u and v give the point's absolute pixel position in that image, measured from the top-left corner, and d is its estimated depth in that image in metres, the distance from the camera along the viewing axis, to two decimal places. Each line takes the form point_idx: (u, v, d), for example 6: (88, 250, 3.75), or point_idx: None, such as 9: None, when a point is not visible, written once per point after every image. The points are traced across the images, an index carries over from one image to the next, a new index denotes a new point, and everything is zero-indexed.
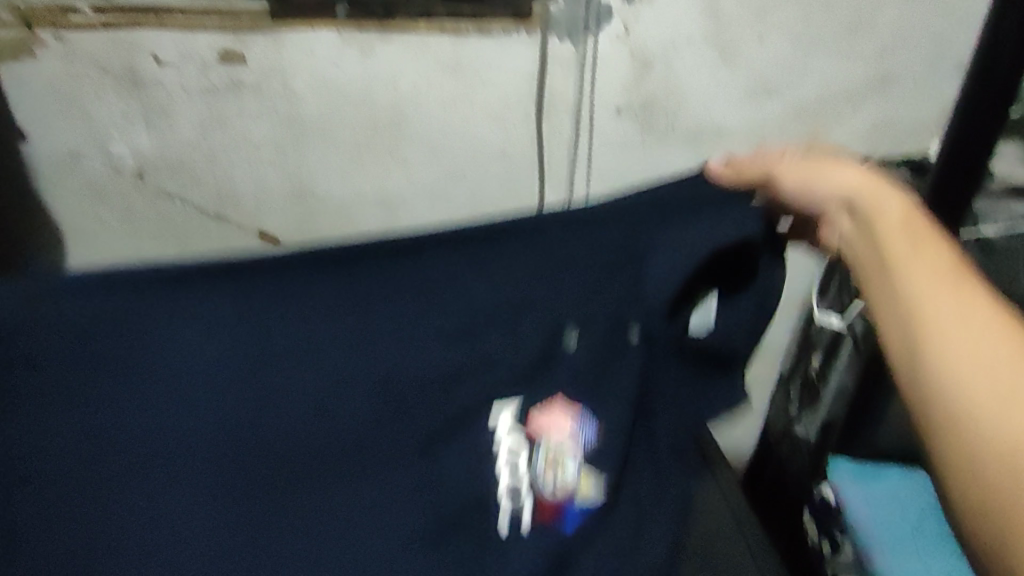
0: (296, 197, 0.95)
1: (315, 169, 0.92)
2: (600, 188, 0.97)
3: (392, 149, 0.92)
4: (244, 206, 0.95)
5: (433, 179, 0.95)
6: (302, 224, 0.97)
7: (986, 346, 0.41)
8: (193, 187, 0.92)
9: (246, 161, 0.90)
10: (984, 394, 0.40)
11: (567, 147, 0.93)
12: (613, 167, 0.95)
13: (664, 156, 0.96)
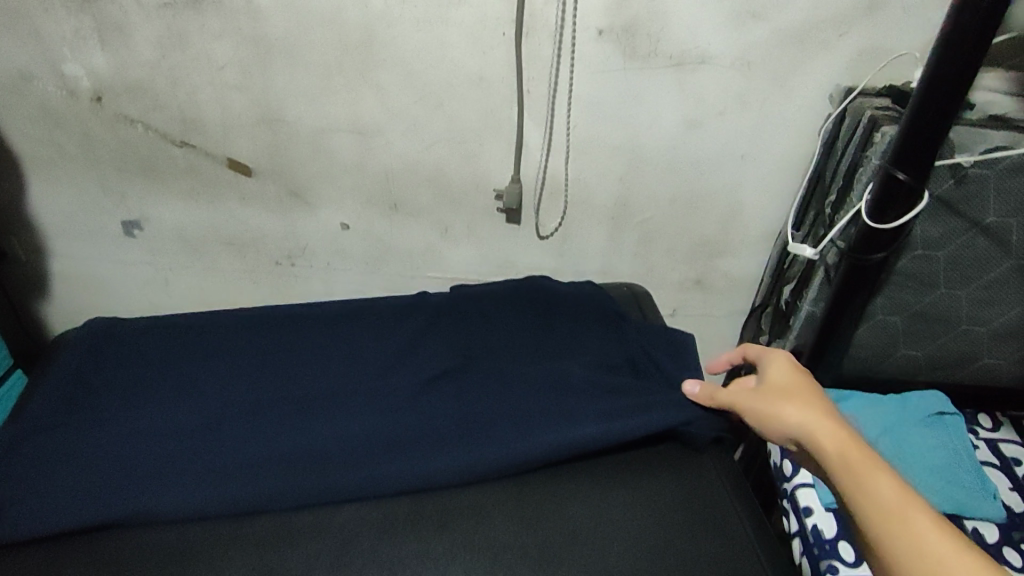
0: (268, 125, 0.96)
1: (281, 91, 0.93)
2: (583, 120, 0.92)
3: (363, 70, 0.90)
4: (211, 127, 0.97)
5: (406, 103, 0.93)
6: (274, 150, 0.99)
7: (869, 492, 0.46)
8: (156, 112, 0.96)
9: (210, 81, 0.92)
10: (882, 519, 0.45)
11: (546, 81, 0.89)
12: (595, 100, 0.90)
13: (647, 88, 0.89)
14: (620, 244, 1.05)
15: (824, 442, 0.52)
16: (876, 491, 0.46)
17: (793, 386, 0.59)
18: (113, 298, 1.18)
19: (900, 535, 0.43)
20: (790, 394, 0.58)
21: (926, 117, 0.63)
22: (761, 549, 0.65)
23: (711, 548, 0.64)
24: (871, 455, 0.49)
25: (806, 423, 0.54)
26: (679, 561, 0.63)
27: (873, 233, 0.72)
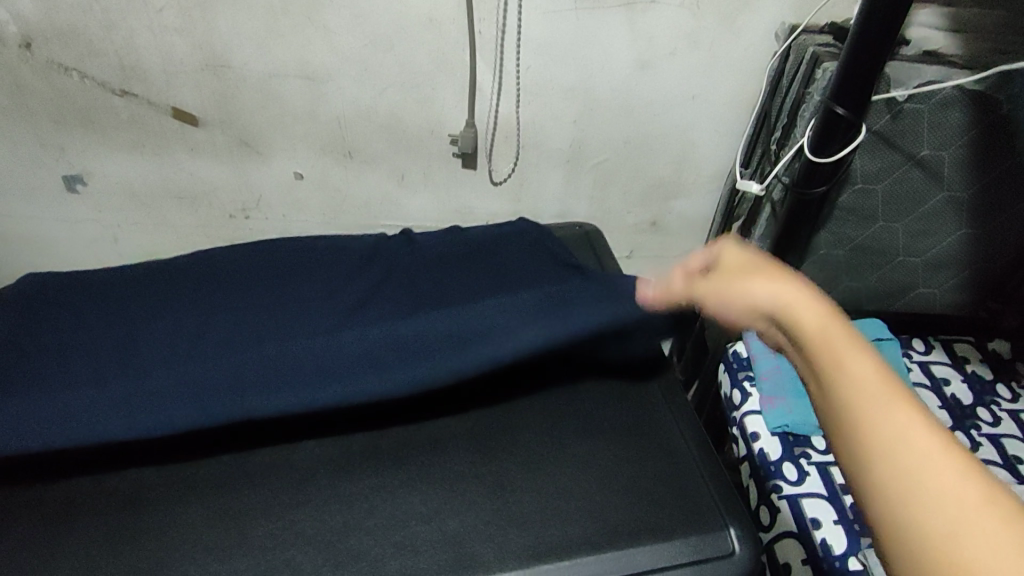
0: (213, 71, 0.93)
1: (226, 34, 0.90)
2: (536, 63, 0.92)
3: (310, 13, 0.88)
4: (153, 75, 0.94)
5: (355, 46, 0.91)
6: (221, 97, 0.96)
7: (815, 339, 0.40)
8: (92, 59, 0.91)
9: (148, 25, 0.88)
10: (825, 359, 0.38)
11: (497, 22, 0.88)
12: (547, 41, 0.90)
13: (598, 28, 0.88)
14: (576, 187, 1.06)
15: (790, 309, 0.42)
16: (850, 368, 0.37)
17: (753, 266, 0.49)
18: (58, 258, 1.14)
19: (870, 418, 0.35)
20: (759, 272, 0.47)
21: (862, 51, 0.65)
22: (708, 469, 0.69)
23: (662, 471, 0.68)
24: (840, 322, 0.40)
25: (770, 291, 0.44)
26: (632, 484, 0.66)
27: (814, 169, 0.74)
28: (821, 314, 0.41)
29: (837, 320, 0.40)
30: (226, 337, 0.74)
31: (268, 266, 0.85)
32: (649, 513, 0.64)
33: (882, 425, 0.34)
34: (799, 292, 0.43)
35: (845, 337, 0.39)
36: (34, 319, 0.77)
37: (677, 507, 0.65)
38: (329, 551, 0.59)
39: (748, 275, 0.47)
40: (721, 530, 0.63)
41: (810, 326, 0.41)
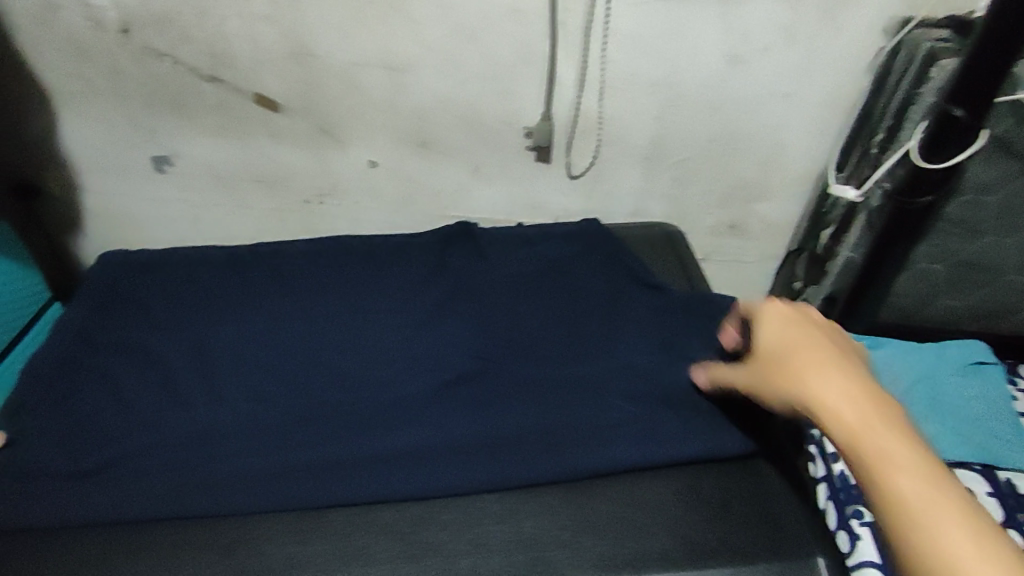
0: (297, 59, 0.95)
1: (311, 23, 0.91)
2: (619, 56, 0.89)
3: (394, 2, 0.88)
4: (240, 62, 0.96)
5: (437, 36, 0.90)
6: (303, 85, 0.98)
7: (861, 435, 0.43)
8: (185, 45, 0.94)
9: (238, 13, 0.91)
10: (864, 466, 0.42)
11: (582, 13, 0.85)
12: (633, 33, 0.87)
13: (687, 21, 0.85)
14: (653, 185, 1.03)
15: (835, 407, 0.45)
16: (895, 461, 0.40)
17: (795, 347, 0.51)
18: (143, 236, 1.19)
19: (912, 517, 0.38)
20: (810, 354, 0.49)
21: (987, 48, 0.60)
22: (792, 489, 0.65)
23: (743, 488, 0.65)
24: (885, 418, 0.43)
25: (815, 390, 0.47)
26: (710, 500, 0.63)
27: (922, 174, 0.69)
28: (867, 413, 0.44)
29: (883, 415, 0.43)
30: (301, 332, 0.76)
31: (340, 256, 0.86)
32: (729, 532, 0.61)
33: (915, 507, 0.39)
34: (846, 388, 0.46)
35: (892, 438, 0.42)
36: (122, 296, 0.81)
37: (759, 526, 0.61)
38: (402, 542, 0.59)
39: (795, 367, 0.50)
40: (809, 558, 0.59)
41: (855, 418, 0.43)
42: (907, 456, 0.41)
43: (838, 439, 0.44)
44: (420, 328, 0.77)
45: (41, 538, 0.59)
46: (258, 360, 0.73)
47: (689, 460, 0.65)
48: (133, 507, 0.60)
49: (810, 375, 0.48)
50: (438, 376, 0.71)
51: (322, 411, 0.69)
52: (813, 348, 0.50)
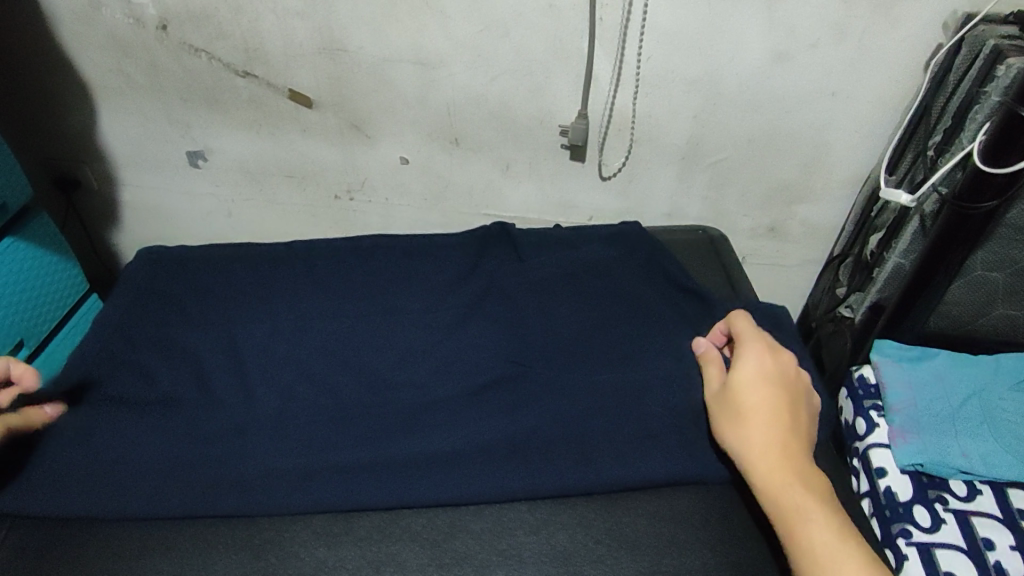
0: (330, 55, 0.94)
1: (345, 19, 0.90)
2: (658, 52, 0.86)
3: None
4: (274, 58, 0.96)
5: (471, 32, 0.89)
6: (336, 81, 0.97)
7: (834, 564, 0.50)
8: (219, 41, 0.95)
9: (272, 8, 0.90)
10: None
11: (621, 8, 0.83)
12: (673, 30, 0.84)
13: (730, 16, 0.82)
14: (690, 186, 1.00)
15: (814, 533, 0.52)
16: None
17: (782, 453, 0.56)
18: (177, 230, 1.20)
19: None
20: (795, 467, 0.55)
21: None
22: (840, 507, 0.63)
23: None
24: (856, 549, 0.51)
25: (798, 507, 0.53)
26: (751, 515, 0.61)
27: (983, 179, 0.66)
28: (838, 542, 0.51)
29: (852, 547, 0.51)
30: (331, 331, 0.76)
31: (372, 255, 0.86)
32: (771, 550, 0.59)
33: None
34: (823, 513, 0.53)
35: (861, 572, 0.49)
36: (155, 291, 0.81)
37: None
38: (435, 551, 0.58)
39: (781, 464, 0.56)
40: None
41: (826, 545, 0.51)
42: (862, 574, 0.49)
43: (804, 547, 0.51)
44: (451, 329, 0.76)
45: (79, 532, 0.59)
46: (287, 358, 0.73)
47: (727, 474, 0.63)
48: (171, 501, 0.60)
49: (793, 483, 0.55)
50: (469, 378, 0.70)
51: (351, 412, 0.68)
52: (798, 459, 0.56)
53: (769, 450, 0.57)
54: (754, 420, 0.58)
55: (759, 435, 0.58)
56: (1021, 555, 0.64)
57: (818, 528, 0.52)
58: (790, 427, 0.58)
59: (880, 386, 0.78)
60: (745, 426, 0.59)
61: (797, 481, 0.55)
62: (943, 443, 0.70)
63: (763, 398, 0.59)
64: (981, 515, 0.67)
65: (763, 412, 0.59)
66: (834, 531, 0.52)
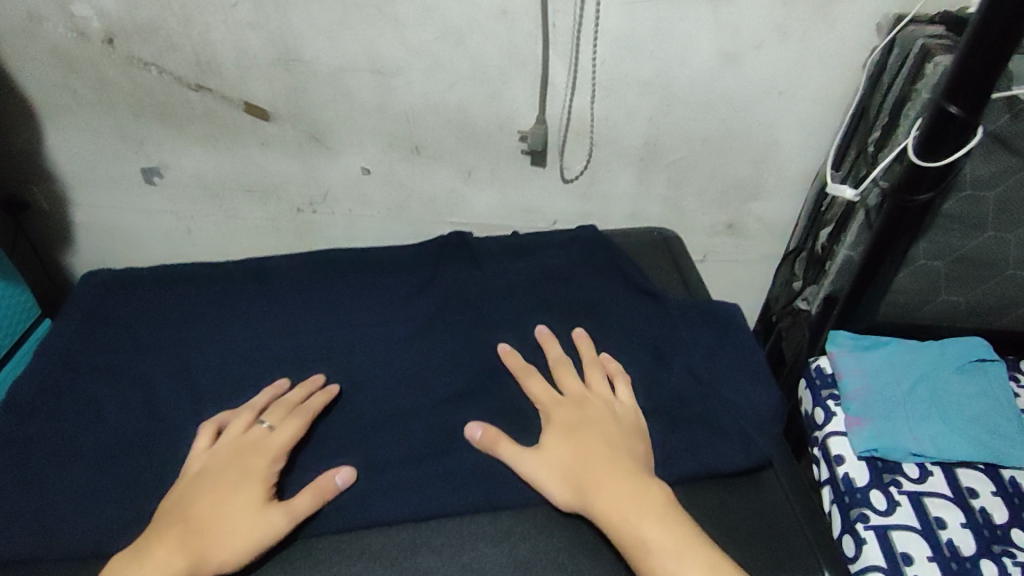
0: (284, 66, 0.94)
1: (299, 29, 0.90)
2: (610, 57, 0.88)
3: (382, 7, 0.87)
4: (227, 70, 0.95)
5: (426, 40, 0.89)
6: (292, 92, 0.97)
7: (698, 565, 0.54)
8: (170, 54, 0.93)
9: (224, 20, 0.89)
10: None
11: (572, 14, 0.84)
12: (624, 33, 0.86)
13: (678, 19, 0.84)
14: (648, 187, 1.02)
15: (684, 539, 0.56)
16: None
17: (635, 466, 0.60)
18: (134, 249, 1.18)
19: None
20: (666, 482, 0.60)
21: (986, 37, 0.59)
22: (797, 500, 0.66)
23: (746, 503, 0.65)
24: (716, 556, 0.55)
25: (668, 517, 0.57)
26: (711, 514, 0.63)
27: (918, 172, 0.68)
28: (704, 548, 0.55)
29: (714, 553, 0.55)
30: (294, 347, 0.75)
31: (335, 269, 0.85)
32: (729, 549, 0.61)
33: None
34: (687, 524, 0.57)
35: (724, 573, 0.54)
36: (112, 314, 0.79)
37: (763, 545, 0.62)
38: (396, 569, 0.59)
39: (647, 474, 0.60)
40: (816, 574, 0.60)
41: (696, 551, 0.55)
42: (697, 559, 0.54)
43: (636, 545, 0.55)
44: (416, 339, 0.76)
45: (45, 571, 0.59)
46: (251, 376, 0.72)
47: (690, 471, 0.65)
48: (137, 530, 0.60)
49: (651, 491, 0.58)
50: (435, 389, 0.71)
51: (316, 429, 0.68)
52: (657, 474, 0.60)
53: (573, 454, 0.62)
54: (580, 430, 0.63)
55: (595, 444, 0.62)
56: (971, 532, 0.68)
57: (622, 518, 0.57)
58: (573, 430, 0.64)
59: (836, 375, 0.80)
60: (568, 437, 0.63)
61: (600, 476, 0.59)
62: (894, 427, 0.73)
63: (563, 414, 0.65)
64: (933, 495, 0.70)
65: (598, 424, 0.64)
66: (669, 536, 0.55)
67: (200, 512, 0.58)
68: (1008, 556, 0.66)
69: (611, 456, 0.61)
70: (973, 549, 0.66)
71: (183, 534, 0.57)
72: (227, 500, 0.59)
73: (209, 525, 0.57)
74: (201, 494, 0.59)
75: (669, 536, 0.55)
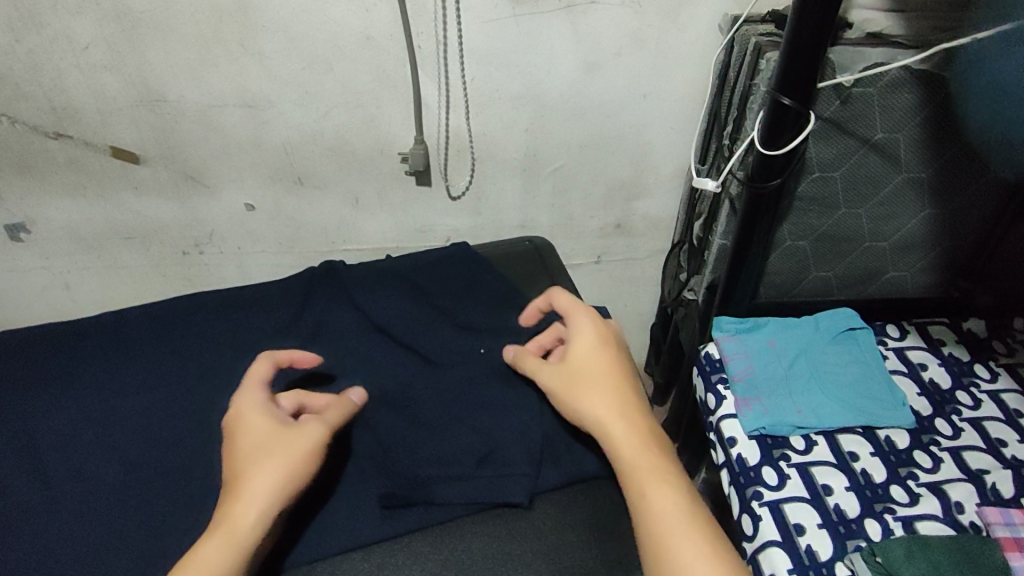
0: (148, 107, 0.91)
1: (158, 68, 0.87)
2: (479, 72, 0.89)
3: (243, 39, 0.85)
4: (88, 116, 0.91)
5: (293, 69, 0.88)
6: (161, 133, 0.94)
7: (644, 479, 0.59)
8: (23, 103, 0.89)
9: (77, 65, 0.86)
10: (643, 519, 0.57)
11: (435, 34, 0.85)
12: (488, 51, 0.87)
13: (538, 32, 0.86)
14: (535, 196, 1.04)
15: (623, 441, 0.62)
16: (658, 500, 0.58)
17: (584, 376, 0.66)
18: (10, 309, 1.12)
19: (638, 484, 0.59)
20: (575, 386, 0.66)
21: (804, 31, 0.63)
22: None
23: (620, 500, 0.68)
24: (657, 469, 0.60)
25: (609, 421, 0.63)
26: (593, 515, 0.66)
27: (767, 160, 0.72)
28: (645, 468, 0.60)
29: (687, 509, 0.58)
30: (175, 401, 0.74)
31: (216, 312, 0.83)
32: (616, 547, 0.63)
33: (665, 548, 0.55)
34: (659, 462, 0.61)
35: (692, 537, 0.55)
36: None
37: None
38: None
39: (607, 416, 0.63)
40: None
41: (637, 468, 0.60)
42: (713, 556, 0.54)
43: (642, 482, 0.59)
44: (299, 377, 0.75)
45: None
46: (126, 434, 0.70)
47: (571, 481, 0.68)
48: None
49: (622, 421, 0.63)
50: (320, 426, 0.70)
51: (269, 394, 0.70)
52: (575, 378, 0.66)
53: (613, 421, 0.63)
54: (583, 390, 0.65)
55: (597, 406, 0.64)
56: (855, 494, 0.71)
57: (269, 496, 0.56)
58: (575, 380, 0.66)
59: (722, 360, 0.83)
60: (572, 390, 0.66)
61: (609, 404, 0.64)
62: (779, 405, 0.77)
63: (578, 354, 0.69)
64: (819, 464, 0.74)
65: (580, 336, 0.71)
66: (629, 431, 0.62)
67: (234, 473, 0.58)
68: (888, 512, 0.70)
69: (639, 432, 0.62)
70: (858, 510, 0.70)
71: (226, 492, 0.57)
72: (241, 444, 0.59)
73: (255, 485, 0.56)
74: (266, 448, 0.58)
75: (680, 515, 0.57)
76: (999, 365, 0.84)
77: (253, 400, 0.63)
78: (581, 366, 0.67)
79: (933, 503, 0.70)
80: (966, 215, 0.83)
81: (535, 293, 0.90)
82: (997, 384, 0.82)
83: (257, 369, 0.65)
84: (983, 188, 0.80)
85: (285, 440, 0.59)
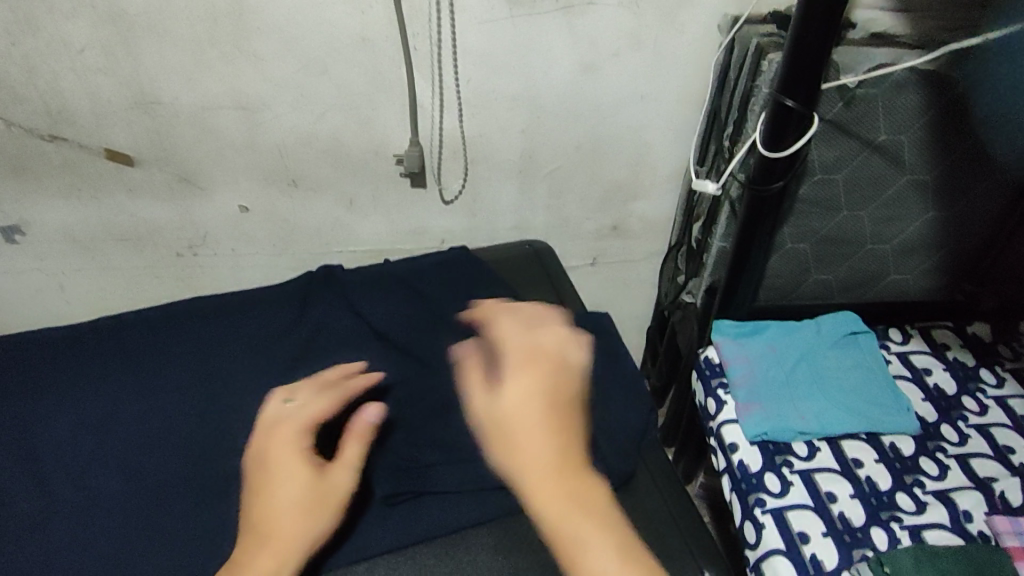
0: (142, 109, 0.90)
1: (152, 70, 0.86)
2: (476, 74, 0.88)
3: (238, 41, 0.84)
4: (82, 118, 0.90)
5: (288, 71, 0.87)
6: (155, 136, 0.93)
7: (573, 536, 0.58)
8: (16, 106, 0.88)
9: (70, 67, 0.85)
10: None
11: (432, 35, 0.84)
12: (486, 52, 0.86)
13: (535, 33, 0.85)
14: (532, 199, 1.03)
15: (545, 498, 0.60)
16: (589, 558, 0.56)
17: (504, 432, 0.63)
18: (3, 312, 1.11)
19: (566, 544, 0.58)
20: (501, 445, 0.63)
21: (807, 33, 0.62)
22: (672, 502, 0.69)
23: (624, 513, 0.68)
24: (584, 524, 0.58)
25: (530, 479, 0.61)
26: None
27: (768, 162, 0.71)
28: (571, 524, 0.58)
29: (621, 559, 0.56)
30: (167, 406, 0.73)
31: (210, 316, 0.82)
32: None
33: None
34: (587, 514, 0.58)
35: None
36: None
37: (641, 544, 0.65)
38: None
39: (530, 472, 0.61)
40: (695, 575, 0.64)
41: (564, 526, 0.58)
42: None
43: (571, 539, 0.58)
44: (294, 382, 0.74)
45: None
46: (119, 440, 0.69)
47: None
48: None
49: (547, 472, 0.60)
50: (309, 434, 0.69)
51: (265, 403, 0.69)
52: (499, 436, 0.64)
53: (536, 477, 0.61)
54: (510, 444, 0.63)
55: (526, 454, 0.61)
56: (859, 502, 0.70)
57: (302, 548, 0.59)
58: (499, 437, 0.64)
59: (723, 365, 0.82)
60: (501, 447, 0.63)
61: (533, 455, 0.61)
62: (781, 410, 0.76)
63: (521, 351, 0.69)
64: (822, 471, 0.73)
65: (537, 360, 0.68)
66: (552, 485, 0.60)
67: (261, 504, 0.60)
68: (895, 521, 0.69)
69: (563, 485, 0.60)
70: (862, 518, 0.69)
71: (253, 532, 0.59)
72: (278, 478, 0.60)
73: (292, 532, 0.59)
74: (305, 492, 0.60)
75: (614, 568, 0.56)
76: (1005, 370, 0.84)
77: (296, 426, 0.64)
78: (505, 418, 0.64)
79: (941, 512, 0.69)
80: (970, 219, 0.82)
81: (531, 296, 0.89)
82: (1003, 390, 0.81)
83: (304, 396, 0.66)
84: (988, 191, 0.79)
85: (323, 485, 0.61)
